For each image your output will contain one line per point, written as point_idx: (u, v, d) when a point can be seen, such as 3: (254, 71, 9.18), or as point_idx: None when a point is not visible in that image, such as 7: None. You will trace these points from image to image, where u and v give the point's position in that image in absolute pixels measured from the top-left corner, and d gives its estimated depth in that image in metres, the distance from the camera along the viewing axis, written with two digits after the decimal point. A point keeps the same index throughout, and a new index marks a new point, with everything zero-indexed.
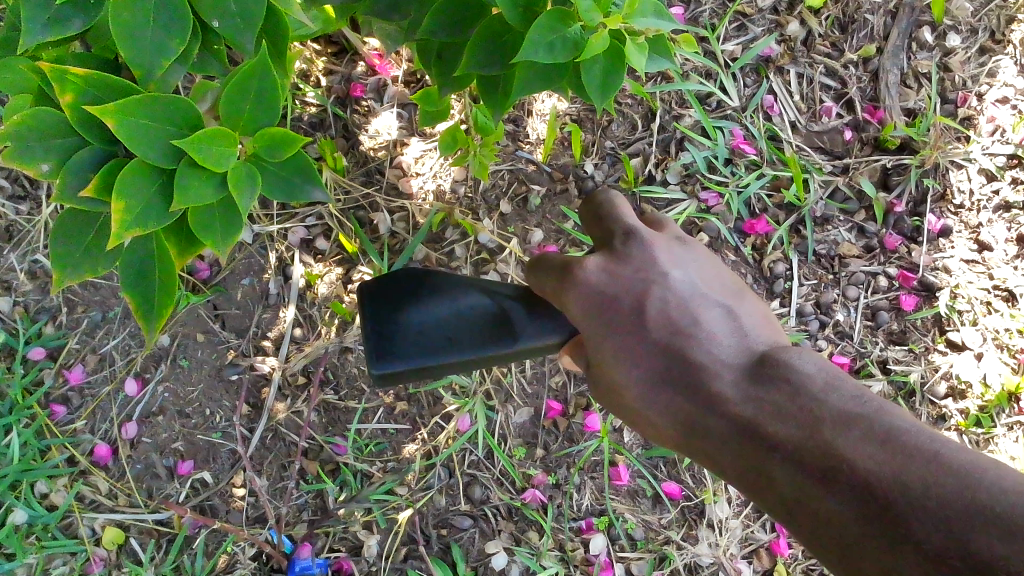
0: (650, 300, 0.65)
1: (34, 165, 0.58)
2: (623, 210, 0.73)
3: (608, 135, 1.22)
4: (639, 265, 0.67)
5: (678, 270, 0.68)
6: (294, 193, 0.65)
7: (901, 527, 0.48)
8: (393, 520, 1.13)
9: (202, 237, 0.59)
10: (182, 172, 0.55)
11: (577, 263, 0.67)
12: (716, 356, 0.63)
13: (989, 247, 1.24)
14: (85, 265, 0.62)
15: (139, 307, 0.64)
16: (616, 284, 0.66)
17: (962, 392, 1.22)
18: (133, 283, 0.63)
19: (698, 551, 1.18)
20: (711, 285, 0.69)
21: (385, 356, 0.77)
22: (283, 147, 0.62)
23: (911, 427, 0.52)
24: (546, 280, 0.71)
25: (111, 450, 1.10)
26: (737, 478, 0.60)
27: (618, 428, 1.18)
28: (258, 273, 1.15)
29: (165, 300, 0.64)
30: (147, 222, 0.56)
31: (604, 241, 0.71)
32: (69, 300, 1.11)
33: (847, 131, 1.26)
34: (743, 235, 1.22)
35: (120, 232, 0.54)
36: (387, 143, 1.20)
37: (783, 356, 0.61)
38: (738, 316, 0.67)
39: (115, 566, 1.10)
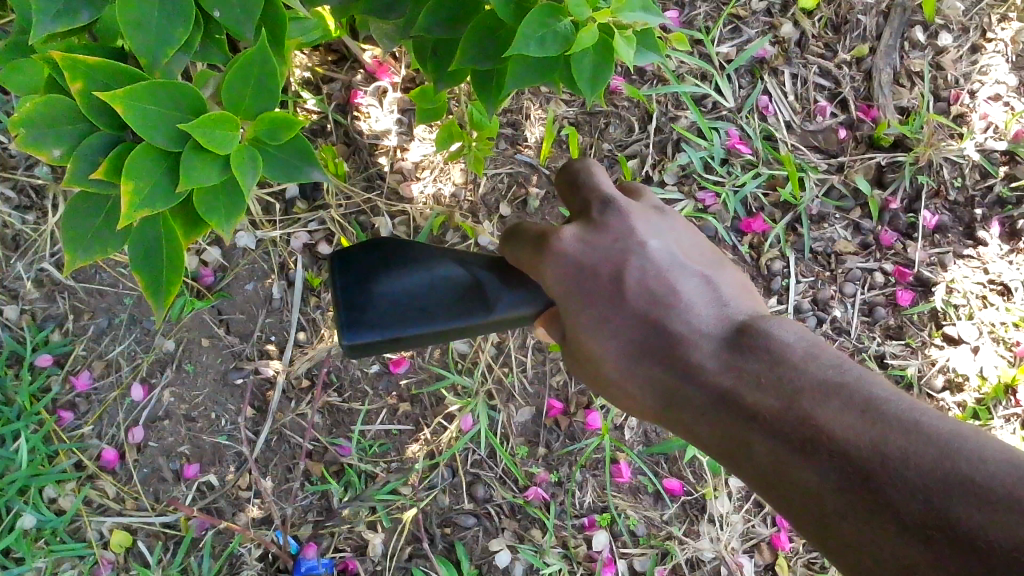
0: (628, 270, 0.68)
1: (45, 151, 0.59)
2: (599, 180, 0.75)
3: (606, 137, 1.23)
4: (616, 235, 0.70)
5: (655, 238, 0.71)
6: (293, 174, 0.67)
7: (877, 494, 0.49)
8: (398, 519, 1.14)
9: (208, 219, 0.61)
10: (188, 155, 0.57)
11: (552, 232, 0.71)
12: (695, 328, 0.65)
13: (984, 243, 1.26)
14: (96, 247, 0.64)
15: (148, 286, 0.65)
16: (592, 253, 0.69)
17: (959, 385, 1.23)
18: (141, 259, 0.64)
19: (700, 546, 1.19)
20: (690, 256, 0.72)
21: (357, 327, 0.80)
22: (284, 129, 0.63)
23: (889, 396, 0.53)
24: (524, 250, 0.74)
25: (118, 455, 1.12)
26: (717, 450, 0.61)
27: (619, 426, 1.19)
28: (261, 278, 1.16)
29: (172, 279, 0.65)
30: (155, 204, 0.57)
31: (582, 211, 0.74)
32: (76, 308, 1.13)
33: (841, 130, 1.27)
34: (740, 234, 1.23)
35: (130, 213, 0.56)
36: (387, 148, 1.21)
37: (762, 328, 0.62)
38: (718, 289, 0.68)
39: (123, 569, 1.11)
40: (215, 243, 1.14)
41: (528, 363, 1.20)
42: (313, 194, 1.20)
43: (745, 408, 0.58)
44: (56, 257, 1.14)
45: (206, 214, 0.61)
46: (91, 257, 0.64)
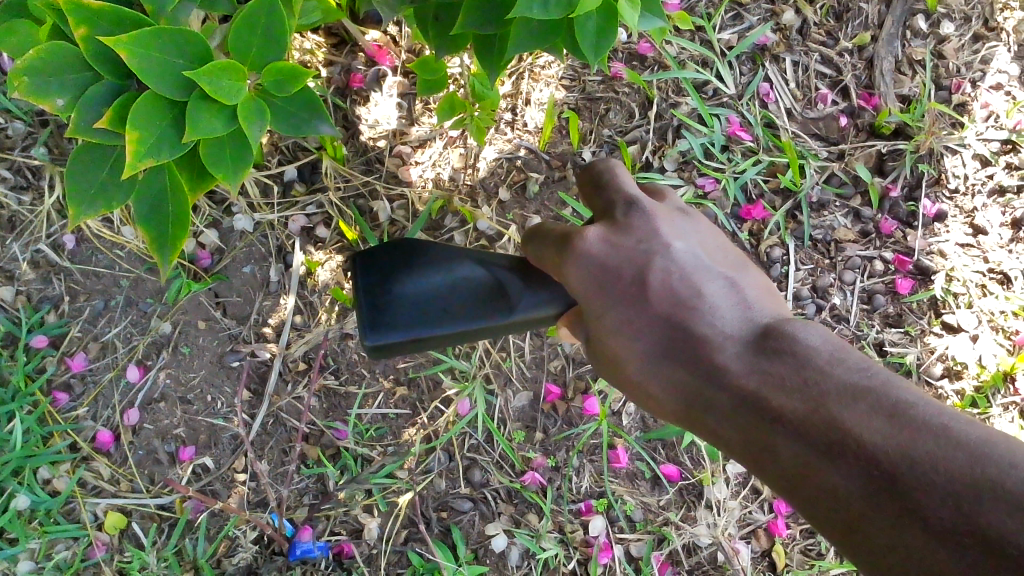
0: (652, 271, 0.67)
1: (48, 99, 0.59)
2: (623, 181, 0.74)
3: (606, 123, 1.23)
4: (641, 235, 0.69)
5: (680, 240, 0.70)
6: (299, 128, 0.69)
7: (908, 500, 0.49)
8: (393, 503, 1.14)
9: (215, 171, 0.62)
10: (194, 104, 0.58)
11: (577, 234, 0.69)
12: (718, 329, 0.64)
13: (984, 231, 1.26)
14: (101, 202, 0.65)
15: (153, 240, 0.67)
16: (617, 255, 0.68)
17: (958, 373, 1.23)
18: (147, 214, 0.66)
19: (696, 532, 1.19)
20: (713, 255, 0.71)
21: (378, 327, 0.81)
22: (290, 82, 0.64)
23: (918, 399, 0.53)
24: (547, 249, 0.72)
25: (114, 436, 1.12)
26: (739, 450, 0.61)
27: (617, 411, 1.19)
28: (258, 261, 1.16)
29: (177, 233, 0.67)
30: (160, 154, 0.58)
31: (605, 210, 0.72)
32: (72, 290, 1.13)
33: (842, 117, 1.27)
34: (739, 221, 1.23)
35: (135, 163, 0.56)
36: (387, 132, 1.21)
37: (787, 329, 0.62)
38: (741, 288, 0.68)
39: (117, 550, 1.11)
40: (212, 227, 1.15)
41: (525, 348, 1.19)
42: (312, 177, 1.19)
43: (769, 410, 0.58)
44: (52, 239, 1.13)
45: (213, 167, 0.62)
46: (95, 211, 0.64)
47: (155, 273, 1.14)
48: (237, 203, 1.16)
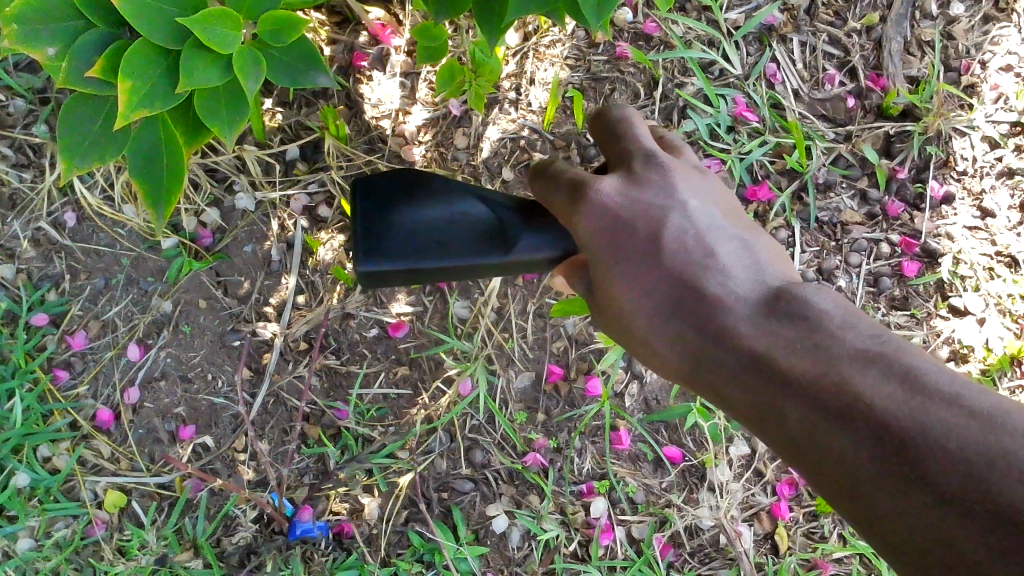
0: (666, 231, 0.66)
1: (41, 48, 0.64)
2: (639, 135, 0.73)
3: (611, 104, 1.22)
4: (658, 194, 0.68)
5: (696, 200, 0.68)
6: (301, 79, 0.71)
7: (919, 468, 0.47)
8: (394, 484, 1.13)
9: (210, 124, 0.67)
10: (188, 54, 0.61)
11: (593, 186, 0.68)
12: (728, 291, 0.63)
13: (992, 214, 1.24)
14: (94, 153, 0.71)
15: (147, 193, 0.74)
16: (633, 211, 0.67)
17: (965, 356, 1.21)
18: (141, 168, 0.72)
19: (699, 514, 1.17)
20: (728, 219, 0.69)
21: (372, 254, 0.80)
22: (286, 32, 0.67)
23: (930, 366, 0.52)
24: (558, 198, 0.71)
25: (114, 415, 1.12)
26: (744, 412, 0.60)
27: (619, 393, 1.17)
28: (260, 240, 1.16)
29: (170, 186, 0.74)
30: (152, 104, 0.62)
31: (623, 164, 0.71)
32: (72, 268, 1.13)
33: (850, 98, 1.26)
34: (745, 202, 1.21)
35: (129, 111, 0.60)
36: (390, 112, 1.19)
37: (798, 293, 0.61)
38: (753, 253, 0.67)
39: (117, 529, 1.11)
40: (214, 206, 1.15)
41: (528, 329, 1.17)
42: (314, 156, 1.18)
43: (777, 370, 0.57)
44: (53, 217, 1.12)
45: (209, 120, 0.67)
46: (88, 163, 0.71)
47: (156, 252, 1.14)
48: (239, 181, 1.16)
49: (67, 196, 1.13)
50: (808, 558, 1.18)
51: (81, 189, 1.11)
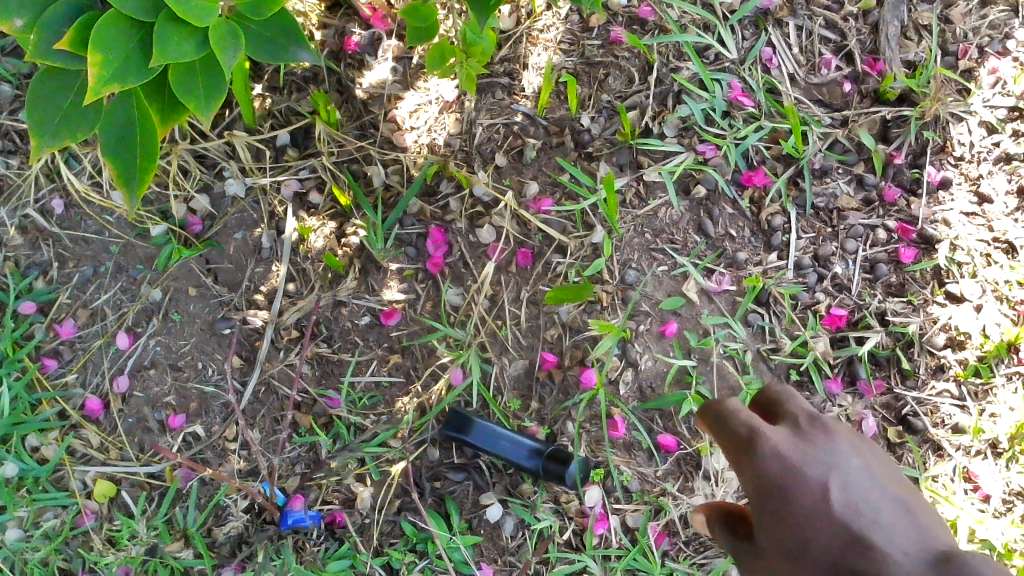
0: (830, 492, 0.70)
1: (10, 20, 0.75)
2: (799, 402, 0.79)
3: (605, 89, 1.21)
4: (823, 456, 0.72)
5: (856, 457, 0.74)
6: (281, 56, 0.83)
7: None
8: (387, 472, 1.11)
9: (185, 99, 0.77)
10: (162, 27, 0.71)
11: (760, 433, 0.73)
12: (895, 548, 0.66)
13: (989, 200, 1.22)
14: (65, 131, 0.82)
15: (121, 171, 0.84)
16: (796, 459, 0.72)
17: (961, 343, 1.17)
18: (114, 145, 0.83)
19: (693, 503, 1.11)
20: (888, 480, 0.74)
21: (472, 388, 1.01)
22: (265, 7, 0.78)
23: None
24: (724, 443, 0.76)
25: (103, 404, 1.11)
26: None
27: (614, 380, 1.13)
28: (250, 227, 1.16)
29: (141, 165, 0.84)
30: (122, 76, 0.71)
31: (787, 421, 0.77)
32: (61, 256, 1.14)
33: (846, 83, 1.24)
34: (740, 188, 1.20)
35: (97, 84, 0.69)
36: (382, 96, 1.20)
37: (968, 562, 0.64)
38: (912, 511, 0.71)
39: (107, 519, 1.10)
40: (204, 193, 1.17)
41: (521, 316, 1.15)
42: (305, 143, 1.19)
43: None
44: (40, 204, 1.15)
45: (185, 96, 0.77)
46: (60, 141, 0.82)
47: (144, 239, 1.15)
48: (229, 167, 1.17)
49: (54, 183, 1.15)
50: None
51: (67, 176, 1.14)
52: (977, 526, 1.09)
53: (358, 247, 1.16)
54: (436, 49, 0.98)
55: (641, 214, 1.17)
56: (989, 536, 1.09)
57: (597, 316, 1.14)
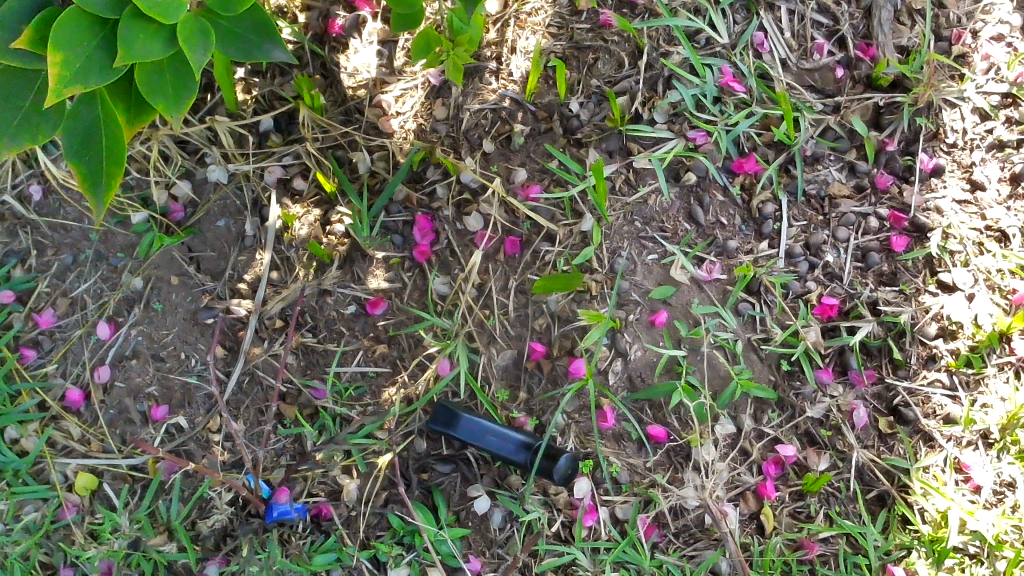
0: None
1: None
2: None
3: (594, 74, 1.19)
4: None
5: None
6: (254, 53, 0.86)
7: None
8: (373, 464, 1.09)
9: (154, 102, 0.80)
10: (126, 25, 0.73)
11: None
12: None
13: (981, 187, 1.21)
14: (26, 134, 0.83)
15: (88, 177, 0.86)
16: None
17: (953, 333, 1.16)
18: (78, 152, 0.85)
19: (683, 494, 1.10)
20: None
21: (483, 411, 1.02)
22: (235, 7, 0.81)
23: None
24: None
25: (84, 395, 1.09)
26: None
27: (603, 369, 1.11)
28: (233, 215, 1.14)
29: (106, 170, 0.86)
30: (85, 79, 0.74)
31: None
32: (39, 244, 1.12)
33: (839, 68, 1.23)
34: (732, 175, 1.18)
35: (59, 86, 0.72)
36: (367, 81, 1.18)
37: None
38: None
39: (88, 513, 1.08)
40: (185, 179, 1.15)
41: (509, 306, 1.13)
42: (289, 128, 1.18)
43: None
44: (17, 190, 1.13)
45: (155, 99, 0.80)
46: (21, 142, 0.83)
47: (125, 227, 1.13)
48: (210, 153, 1.15)
49: (32, 169, 1.13)
50: (794, 539, 1.10)
51: (45, 163, 1.11)
52: (969, 518, 1.08)
53: (343, 235, 1.14)
54: (420, 39, 0.96)
55: (631, 201, 1.15)
56: (981, 527, 1.08)
57: (586, 305, 1.12)
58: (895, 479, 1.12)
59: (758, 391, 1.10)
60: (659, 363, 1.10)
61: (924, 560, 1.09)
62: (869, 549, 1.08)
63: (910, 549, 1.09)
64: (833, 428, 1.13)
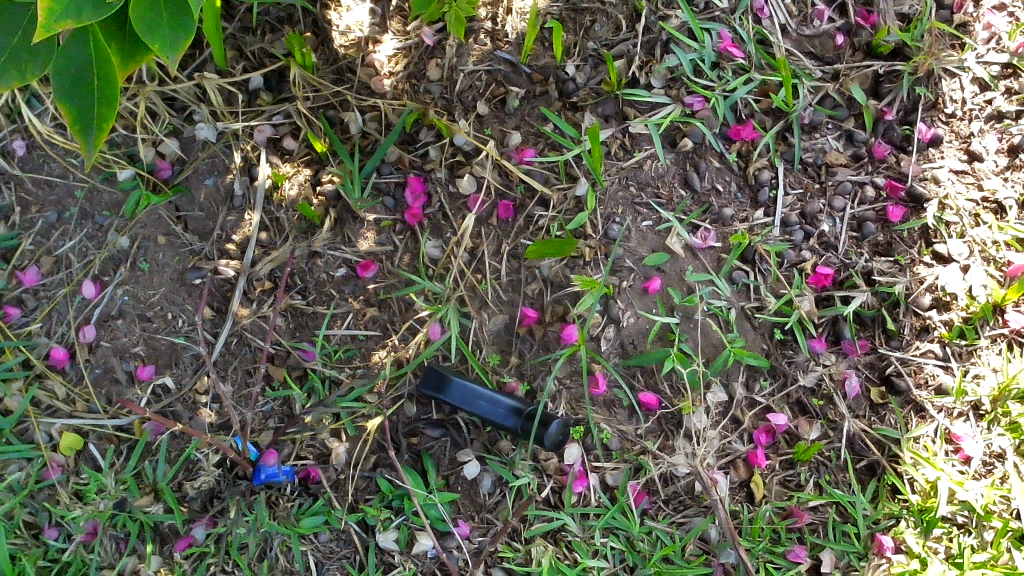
0: None
1: None
2: None
3: (591, 37, 1.18)
4: None
5: None
6: None
7: None
8: (362, 428, 1.08)
9: (149, 40, 0.75)
10: None
11: None
12: None
13: (979, 157, 1.20)
14: (17, 73, 0.79)
15: (76, 119, 0.83)
16: None
17: (947, 304, 1.16)
18: (68, 94, 0.81)
19: (674, 462, 1.09)
20: None
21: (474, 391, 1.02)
22: None
23: None
24: None
25: (68, 354, 1.08)
26: None
27: (596, 335, 1.11)
28: (221, 173, 1.12)
29: (99, 115, 0.83)
30: (77, 14, 0.69)
31: None
32: (23, 200, 1.10)
33: (839, 35, 1.21)
34: (728, 141, 1.17)
35: (49, 23, 0.68)
36: (359, 40, 1.15)
37: None
38: None
39: (73, 473, 1.07)
40: (173, 136, 1.13)
41: (502, 271, 1.12)
42: (279, 86, 1.15)
43: None
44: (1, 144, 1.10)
45: (149, 37, 0.75)
46: (9, 81, 0.79)
47: (111, 184, 1.11)
48: (199, 111, 1.13)
49: (15, 124, 1.11)
50: (783, 507, 1.10)
51: (29, 118, 1.09)
52: (958, 488, 1.08)
53: (333, 197, 1.12)
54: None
55: (627, 166, 1.14)
56: (970, 498, 1.08)
57: (579, 272, 1.11)
58: (885, 450, 1.12)
59: (750, 359, 1.10)
60: (652, 330, 1.10)
61: (912, 529, 1.09)
62: (858, 518, 1.09)
63: (899, 518, 1.09)
64: (825, 398, 1.13)
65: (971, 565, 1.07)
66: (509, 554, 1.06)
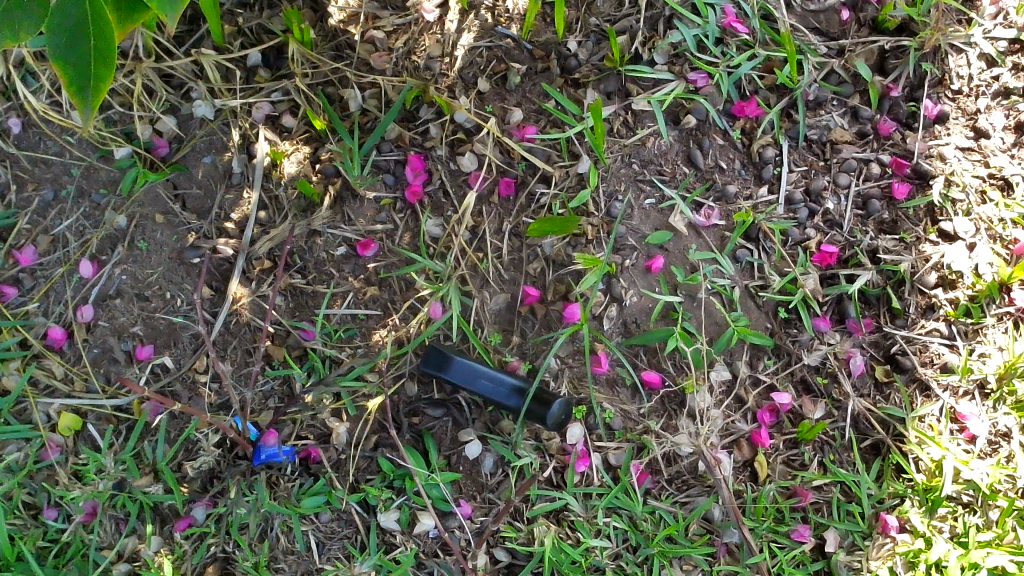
0: None
1: None
2: None
3: (593, 12, 1.16)
4: None
5: None
6: None
7: None
8: (363, 407, 1.07)
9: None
10: None
11: None
12: None
13: (986, 134, 1.19)
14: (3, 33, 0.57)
15: (71, 83, 0.61)
16: None
17: (953, 283, 1.14)
18: (63, 50, 0.60)
19: (677, 441, 1.09)
20: None
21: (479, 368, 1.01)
22: None
23: None
24: None
25: (66, 334, 1.07)
26: None
27: (598, 314, 1.09)
28: (219, 151, 1.11)
29: (101, 78, 0.61)
30: None
31: None
32: (18, 178, 1.09)
33: (844, 11, 1.20)
34: (732, 118, 1.16)
35: None
36: (359, 15, 1.14)
37: None
38: None
39: (72, 453, 1.06)
40: (170, 114, 1.11)
41: (503, 249, 1.11)
42: (277, 63, 1.14)
43: None
44: None
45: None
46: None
47: (108, 162, 1.09)
48: (196, 88, 1.11)
49: (12, 102, 1.09)
50: (787, 487, 1.10)
51: (25, 95, 1.07)
52: (963, 467, 1.08)
53: (332, 174, 1.11)
54: None
55: (629, 143, 1.13)
56: (975, 476, 1.08)
57: (581, 250, 1.10)
58: (890, 429, 1.12)
59: (755, 338, 1.09)
60: (655, 309, 1.09)
61: (917, 508, 1.08)
62: (863, 498, 1.08)
63: (903, 498, 1.09)
64: (829, 376, 1.13)
65: (976, 543, 1.06)
66: (511, 534, 1.06)
